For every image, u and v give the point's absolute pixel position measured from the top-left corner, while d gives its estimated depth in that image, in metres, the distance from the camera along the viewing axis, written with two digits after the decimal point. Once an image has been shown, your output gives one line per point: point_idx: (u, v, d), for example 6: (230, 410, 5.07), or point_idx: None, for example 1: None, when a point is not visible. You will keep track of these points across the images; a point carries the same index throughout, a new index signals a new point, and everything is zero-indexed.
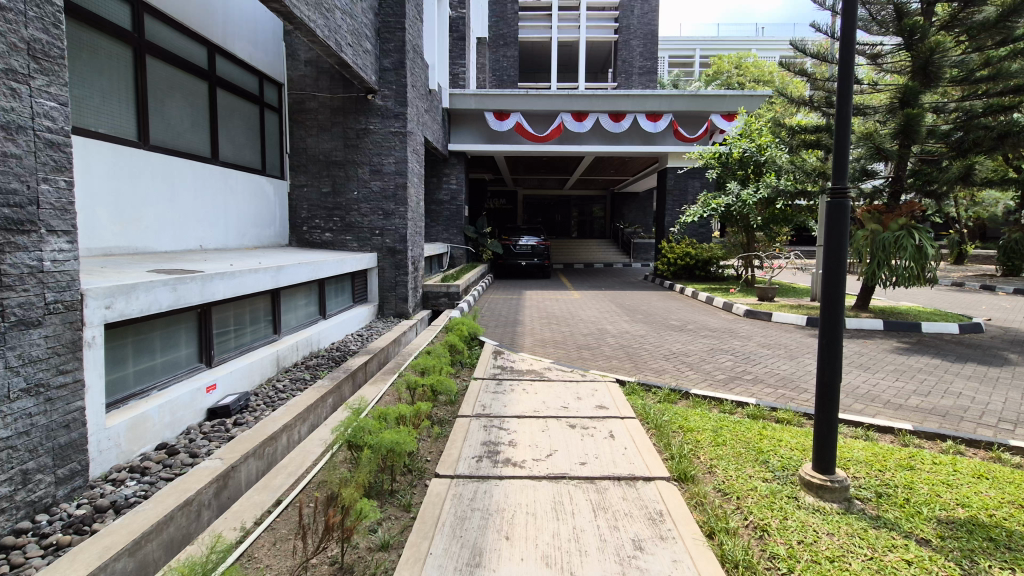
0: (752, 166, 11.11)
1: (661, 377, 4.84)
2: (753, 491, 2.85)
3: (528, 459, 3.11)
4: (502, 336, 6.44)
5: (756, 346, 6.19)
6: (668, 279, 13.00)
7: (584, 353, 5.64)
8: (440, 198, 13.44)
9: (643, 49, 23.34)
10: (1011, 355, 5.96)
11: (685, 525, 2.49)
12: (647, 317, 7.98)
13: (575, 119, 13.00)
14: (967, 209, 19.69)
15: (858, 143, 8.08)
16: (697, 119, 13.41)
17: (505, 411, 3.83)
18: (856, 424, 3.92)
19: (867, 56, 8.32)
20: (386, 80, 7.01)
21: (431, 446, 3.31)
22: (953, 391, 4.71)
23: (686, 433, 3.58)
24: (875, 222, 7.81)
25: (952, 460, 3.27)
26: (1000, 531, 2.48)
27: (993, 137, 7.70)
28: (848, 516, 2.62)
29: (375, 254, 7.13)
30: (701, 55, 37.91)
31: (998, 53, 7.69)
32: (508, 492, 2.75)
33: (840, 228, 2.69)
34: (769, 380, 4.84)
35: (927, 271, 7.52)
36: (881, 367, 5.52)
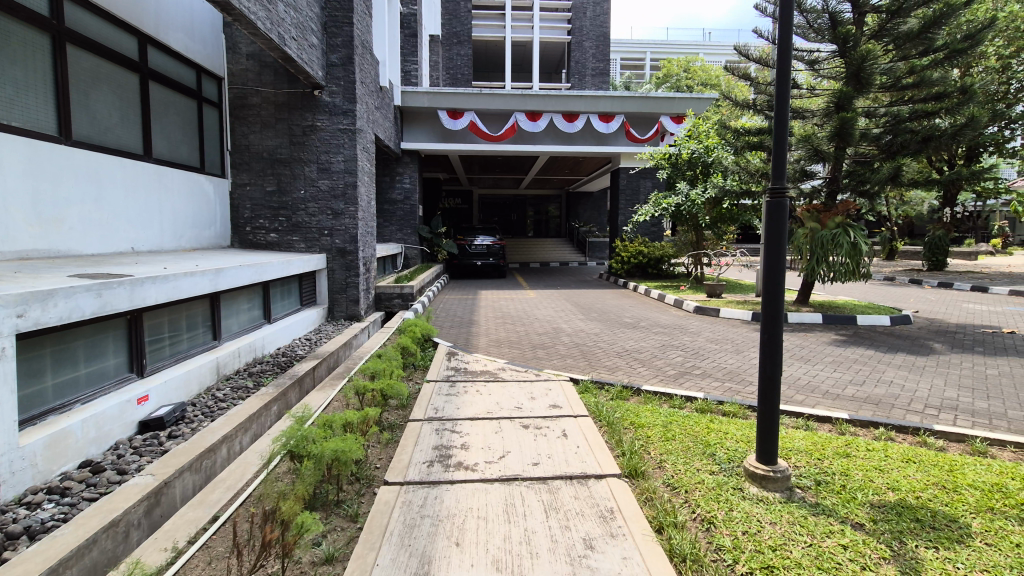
0: (700, 166, 11.36)
1: (614, 375, 4.89)
2: (700, 484, 2.91)
3: (480, 462, 3.07)
4: (456, 337, 6.36)
5: (704, 341, 6.36)
6: (622, 277, 13.23)
7: (538, 353, 5.64)
8: (393, 198, 13.21)
9: (595, 51, 23.81)
10: (936, 345, 6.38)
11: (635, 522, 2.51)
12: (600, 315, 8.08)
13: (529, 118, 13.07)
14: (897, 208, 21.05)
15: (797, 145, 8.51)
16: (648, 120, 13.72)
17: (458, 414, 3.77)
18: (797, 414, 4.09)
19: (806, 62, 8.77)
20: (333, 76, 6.82)
21: (380, 453, 3.23)
22: (885, 380, 4.99)
23: (636, 429, 3.63)
24: (814, 220, 8.18)
25: (884, 446, 3.46)
26: (925, 512, 2.63)
27: (918, 139, 8.21)
28: (789, 505, 2.71)
29: (325, 255, 6.91)
30: (651, 58, 38.96)
31: (921, 62, 8.21)
32: (458, 497, 2.70)
33: (780, 227, 2.79)
34: (718, 375, 4.96)
35: (862, 267, 7.92)
36: (820, 359, 5.78)
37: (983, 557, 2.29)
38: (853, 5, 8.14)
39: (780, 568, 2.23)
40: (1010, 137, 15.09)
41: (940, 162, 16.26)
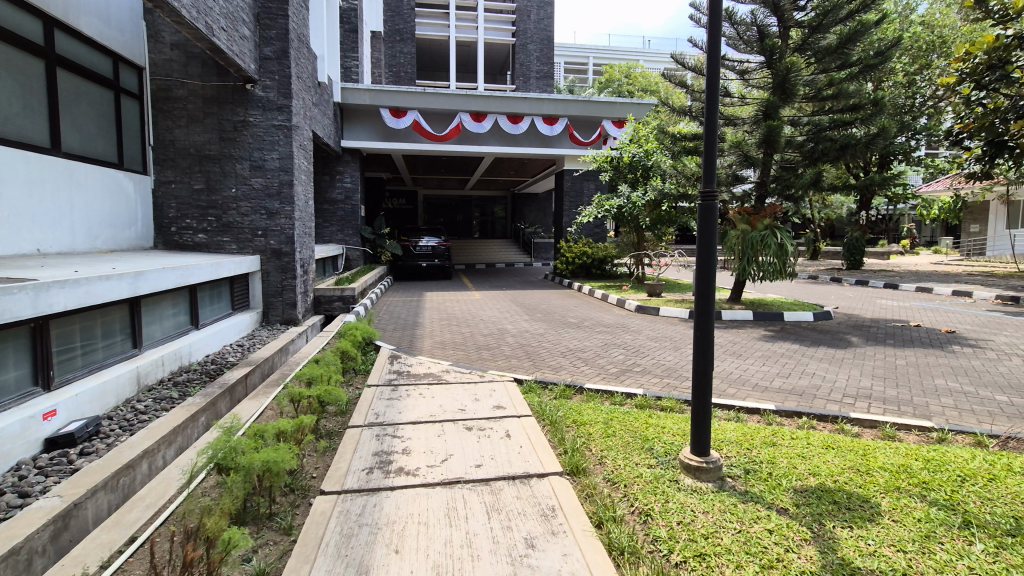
0: (640, 170, 11.46)
1: (557, 374, 4.96)
2: (638, 478, 2.99)
3: (422, 466, 3.02)
4: (399, 340, 6.24)
5: (644, 339, 6.57)
6: (566, 277, 13.44)
7: (482, 354, 5.63)
8: (334, 197, 12.84)
9: (540, 54, 24.20)
10: (853, 338, 6.89)
11: (576, 518, 2.55)
12: (545, 315, 8.18)
13: (473, 119, 13.08)
14: (820, 211, 22.58)
15: (729, 151, 9.05)
16: (591, 124, 14.04)
17: (400, 418, 3.70)
18: (728, 407, 4.29)
19: (738, 71, 9.31)
20: (266, 70, 6.55)
21: (316, 462, 3.11)
22: (808, 371, 5.34)
23: (579, 426, 3.69)
24: (745, 222, 8.61)
25: (806, 434, 3.68)
26: (842, 495, 2.82)
27: (837, 148, 8.76)
28: (720, 493, 2.84)
29: (258, 257, 6.61)
30: (594, 63, 39.85)
31: (839, 75, 8.81)
32: (399, 503, 2.64)
33: (711, 227, 2.91)
34: (657, 372, 5.14)
35: (788, 267, 8.41)
36: (750, 354, 6.11)
37: (891, 533, 2.48)
38: (779, 19, 8.53)
39: (712, 555, 2.32)
40: (915, 146, 16.51)
41: (856, 168, 17.56)
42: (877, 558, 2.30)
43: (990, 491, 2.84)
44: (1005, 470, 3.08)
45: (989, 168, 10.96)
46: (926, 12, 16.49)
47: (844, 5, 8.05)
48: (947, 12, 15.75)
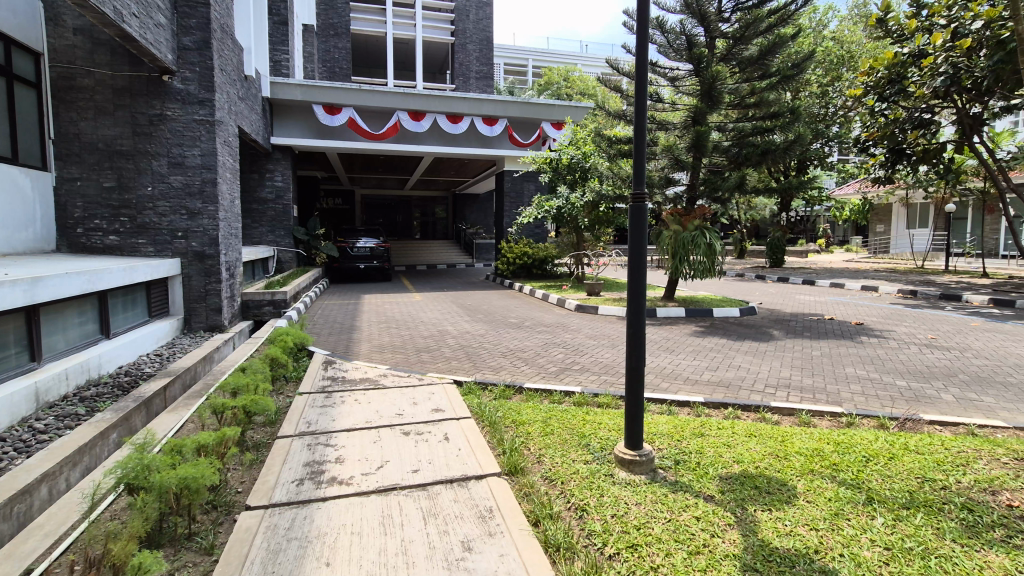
0: (579, 172, 11.82)
1: (498, 374, 4.97)
2: (574, 474, 3.05)
3: (356, 475, 2.93)
4: (335, 345, 6.03)
5: (583, 338, 6.70)
6: (508, 278, 13.51)
7: (422, 357, 5.55)
8: (263, 197, 12.31)
9: (479, 54, 24.23)
10: (774, 331, 7.36)
11: (512, 518, 2.56)
12: (486, 316, 8.19)
13: (412, 118, 12.88)
14: (745, 213, 23.93)
15: (662, 155, 9.51)
16: (530, 125, 14.21)
17: (333, 426, 3.57)
18: (661, 401, 4.46)
19: (669, 78, 9.70)
20: (186, 61, 6.16)
21: (242, 476, 2.96)
22: (734, 364, 5.65)
23: (517, 426, 3.71)
24: (677, 223, 9.00)
25: (731, 424, 3.89)
26: (762, 479, 2.99)
27: (758, 153, 9.24)
28: (652, 485, 2.94)
29: (178, 260, 6.20)
30: (533, 66, 40.27)
31: (761, 85, 9.33)
32: (331, 515, 2.55)
33: (641, 229, 2.99)
34: (595, 369, 5.25)
35: (716, 265, 8.84)
36: (682, 349, 6.38)
37: (805, 513, 2.66)
38: (705, 29, 9.03)
39: (643, 545, 2.40)
40: (828, 153, 17.86)
41: (777, 173, 18.76)
42: (793, 538, 2.46)
43: (890, 469, 3.11)
44: (902, 449, 3.39)
45: (890, 174, 12.02)
46: (836, 29, 17.87)
47: (763, 18, 8.63)
48: (853, 30, 17.13)
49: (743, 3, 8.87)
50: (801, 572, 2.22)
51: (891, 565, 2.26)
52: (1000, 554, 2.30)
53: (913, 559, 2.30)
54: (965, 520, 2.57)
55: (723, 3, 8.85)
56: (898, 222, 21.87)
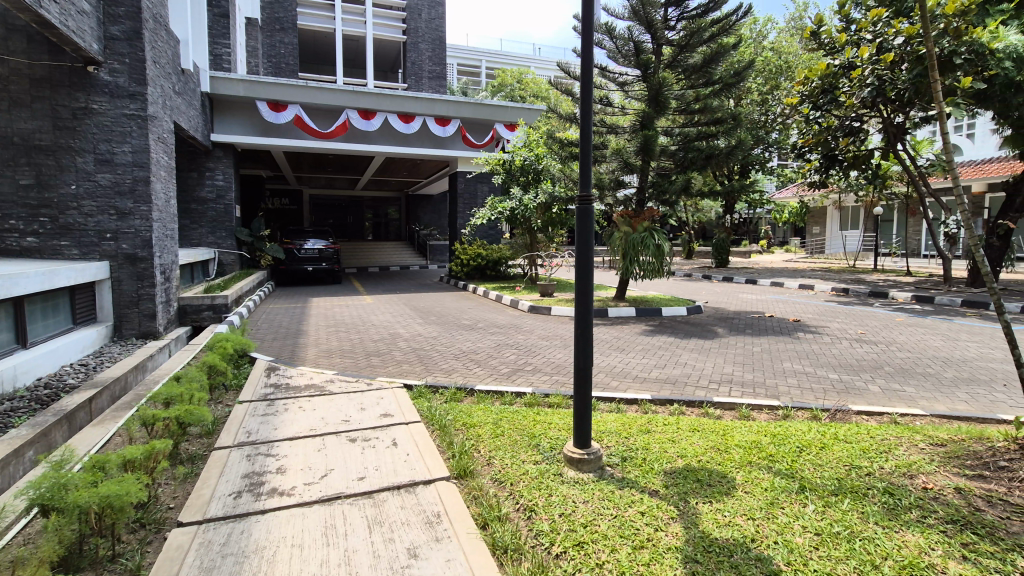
0: (531, 173, 11.91)
1: (449, 377, 4.94)
2: (524, 475, 3.06)
3: (298, 485, 2.84)
4: (280, 350, 5.83)
5: (536, 338, 6.74)
6: (462, 279, 13.44)
7: (371, 361, 5.44)
8: (203, 196, 11.78)
9: (431, 54, 24.05)
10: (718, 329, 7.65)
11: (460, 522, 2.55)
12: (439, 318, 8.12)
13: (362, 117, 12.62)
14: (692, 214, 24.81)
15: (612, 158, 9.74)
16: (483, 127, 14.23)
17: (275, 435, 3.45)
18: (610, 400, 4.55)
19: (619, 82, 9.94)
20: (114, 51, 5.82)
21: (174, 491, 2.81)
22: (681, 361, 5.84)
23: (468, 428, 3.70)
24: (627, 224, 9.22)
25: (676, 419, 4.01)
26: (703, 473, 3.10)
27: (702, 157, 9.55)
28: (599, 483, 2.98)
29: (107, 263, 5.83)
30: (486, 67, 40.31)
31: (705, 91, 9.68)
32: (270, 527, 2.46)
33: (587, 231, 3.04)
34: (547, 370, 5.30)
35: (665, 265, 9.10)
36: (632, 348, 6.54)
37: (743, 503, 2.77)
38: (652, 36, 9.33)
39: (589, 542, 2.44)
40: (768, 158, 18.73)
41: (721, 176, 19.54)
42: (731, 528, 2.55)
43: (821, 458, 3.29)
44: (832, 438, 3.59)
45: (824, 179, 12.74)
46: (774, 40, 18.76)
47: (706, 28, 8.96)
48: (790, 42, 18.06)
49: (687, 12, 9.25)
50: (739, 561, 2.31)
51: (821, 549, 2.38)
52: (916, 533, 2.47)
53: (841, 542, 2.43)
54: (887, 503, 2.74)
55: (669, 12, 9.22)
56: (832, 224, 23.23)
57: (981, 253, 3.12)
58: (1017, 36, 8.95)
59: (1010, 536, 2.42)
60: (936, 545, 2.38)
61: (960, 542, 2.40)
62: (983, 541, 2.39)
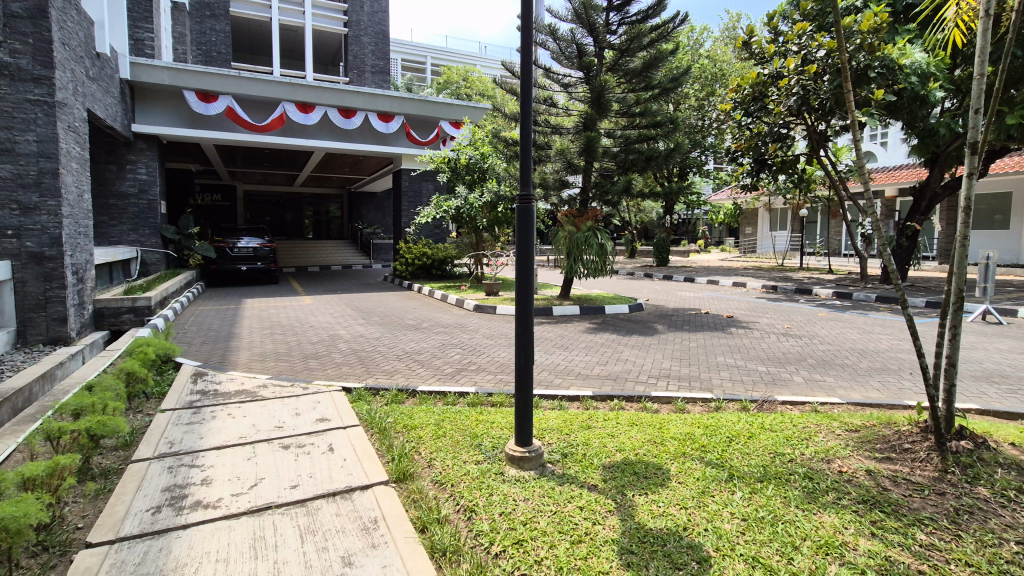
0: (477, 172, 11.86)
1: (391, 379, 4.83)
2: (464, 476, 3.04)
3: (224, 497, 2.69)
4: (208, 355, 5.52)
5: (480, 338, 6.71)
6: (407, 279, 13.22)
7: (309, 364, 5.24)
8: (123, 190, 11.02)
9: (374, 48, 23.50)
10: (657, 325, 7.92)
11: (398, 526, 2.50)
12: (382, 319, 7.95)
13: (300, 110, 12.16)
14: (635, 215, 25.60)
15: (556, 158, 9.88)
16: (428, 124, 14.05)
17: (201, 445, 3.26)
18: (553, 397, 4.60)
19: (563, 84, 10.08)
20: (14, 31, 5.31)
21: (84, 509, 2.60)
22: (622, 358, 6.00)
23: (409, 431, 3.63)
24: (572, 224, 9.36)
25: (616, 414, 4.12)
26: (640, 465, 3.19)
27: (642, 159, 9.82)
28: (540, 479, 3.01)
29: (8, 262, 5.33)
30: (432, 63, 39.85)
31: (645, 95, 9.97)
32: (192, 543, 2.32)
33: (528, 229, 3.05)
34: (491, 369, 5.29)
35: (608, 264, 9.30)
36: (576, 345, 6.64)
37: (677, 493, 2.87)
38: (594, 40, 9.53)
39: (528, 540, 2.45)
40: (704, 162, 19.56)
41: (661, 178, 20.25)
42: (665, 518, 2.64)
43: (748, 447, 3.46)
44: (759, 428, 3.79)
45: (755, 182, 13.46)
46: (710, 48, 19.55)
47: (645, 34, 9.22)
48: (724, 50, 18.91)
49: (628, 17, 9.48)
50: (671, 549, 2.39)
51: (746, 534, 2.51)
52: (831, 514, 2.65)
53: (765, 526, 2.57)
54: (807, 487, 2.92)
55: (611, 17, 9.43)
56: (763, 225, 24.58)
57: (888, 254, 3.38)
58: (923, 54, 9.76)
59: (911, 512, 2.64)
60: (848, 524, 2.56)
61: (870, 520, 2.59)
62: (889, 518, 2.59)
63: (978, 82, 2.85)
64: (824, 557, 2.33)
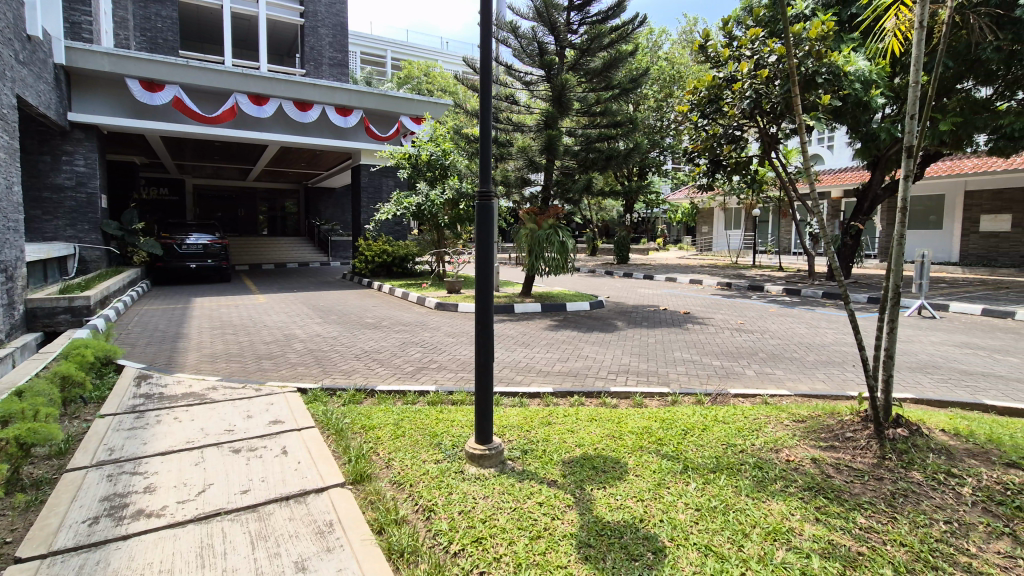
0: (438, 168, 11.74)
1: (349, 379, 4.73)
2: (424, 475, 3.00)
3: (170, 504, 2.57)
4: (154, 357, 5.27)
5: (442, 336, 6.66)
6: (366, 276, 12.98)
7: (262, 365, 5.07)
8: (59, 183, 10.38)
9: (332, 40, 22.95)
10: (617, 322, 8.07)
11: (354, 529, 2.46)
12: (340, 317, 7.78)
13: (253, 102, 11.73)
14: (596, 213, 25.98)
15: (517, 155, 9.90)
16: (388, 119, 13.81)
17: (145, 451, 3.11)
18: (514, 395, 4.61)
19: (524, 82, 10.11)
20: None
21: (14, 523, 2.44)
22: (582, 354, 6.08)
23: (367, 431, 3.56)
24: (533, 221, 9.39)
25: (576, 410, 4.16)
26: (599, 460, 3.24)
27: (602, 158, 9.96)
28: (500, 477, 3.01)
29: None
30: (392, 57, 39.24)
31: (605, 95, 10.08)
32: (133, 554, 2.21)
33: (488, 226, 3.04)
34: (452, 367, 5.25)
35: (569, 262, 9.39)
36: (537, 342, 6.68)
37: (634, 486, 2.93)
38: (555, 39, 9.60)
39: (487, 537, 2.45)
40: (663, 162, 20.02)
41: (621, 177, 20.61)
42: (622, 510, 2.69)
43: (702, 439, 3.56)
44: (712, 420, 3.91)
45: (711, 182, 13.89)
46: (668, 50, 20.01)
47: (605, 34, 9.34)
48: (681, 53, 19.39)
49: (588, 17, 9.57)
50: (628, 541, 2.44)
51: (700, 523, 2.58)
52: (779, 502, 2.76)
53: (717, 515, 2.65)
54: (756, 476, 3.03)
55: (572, 16, 9.51)
56: (719, 224, 25.38)
57: (832, 254, 3.54)
58: (866, 62, 10.27)
59: (853, 497, 2.78)
60: (795, 510, 2.68)
61: (815, 505, 2.71)
62: (832, 503, 2.72)
63: (913, 89, 3.01)
64: (772, 543, 2.42)
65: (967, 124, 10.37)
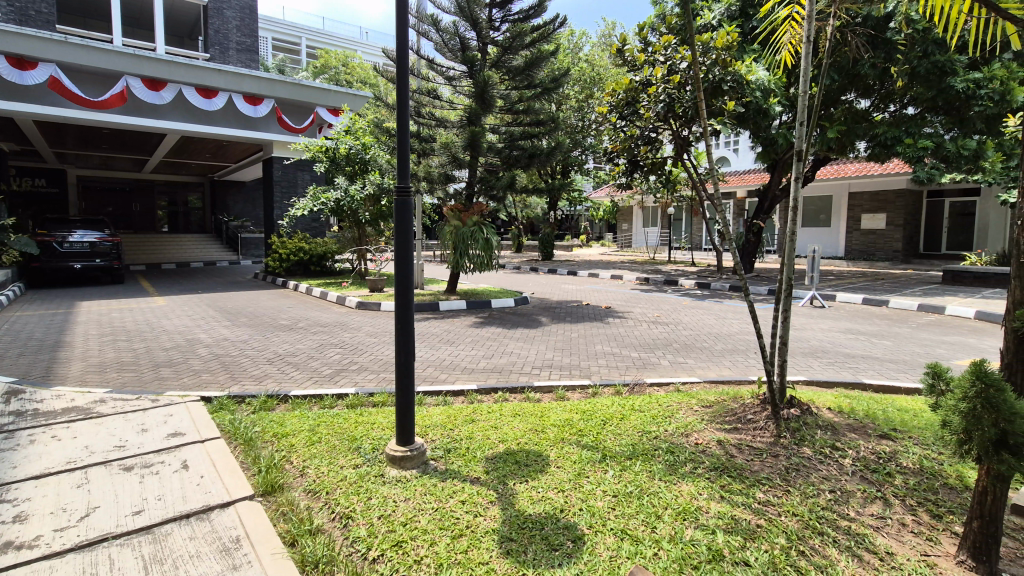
0: (358, 163, 11.39)
1: (260, 384, 4.46)
2: (341, 482, 2.89)
3: (45, 533, 2.30)
4: (28, 369, 4.70)
5: (363, 336, 6.45)
6: (281, 275, 12.31)
7: (160, 373, 4.67)
8: None
9: (239, 24, 21.54)
10: (541, 318, 8.21)
11: (263, 543, 2.32)
12: (251, 320, 7.31)
13: (148, 86, 10.73)
14: (520, 210, 26.28)
15: (441, 151, 9.76)
16: (303, 109, 13.16)
17: (14, 475, 2.75)
18: (437, 394, 4.56)
19: (447, 77, 10.00)
20: None
21: None
22: (507, 351, 6.13)
23: (279, 440, 3.38)
24: (457, 218, 9.29)
25: (500, 406, 4.18)
26: (521, 455, 3.27)
27: (526, 156, 10.02)
28: (422, 478, 2.96)
29: None
30: (307, 45, 37.41)
31: (528, 94, 10.07)
32: None
33: (406, 223, 2.96)
34: (373, 368, 5.11)
35: (493, 259, 9.43)
36: (462, 340, 6.65)
37: (555, 478, 2.99)
38: (477, 35, 9.60)
39: (408, 540, 2.40)
40: (584, 161, 20.60)
41: (545, 175, 20.98)
42: (543, 502, 2.74)
43: (619, 428, 3.71)
44: (629, 409, 4.08)
45: (628, 181, 14.48)
46: (588, 53, 20.62)
47: (526, 34, 9.45)
48: (600, 56, 20.07)
49: (510, 16, 9.66)
50: (549, 532, 2.48)
51: (616, 509, 2.68)
52: (689, 483, 2.93)
53: (632, 500, 2.77)
54: (668, 460, 3.20)
55: (493, 13, 9.54)
56: (637, 222, 26.55)
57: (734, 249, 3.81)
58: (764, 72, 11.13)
59: (753, 474, 3.01)
60: (702, 490, 2.85)
61: (720, 484, 2.90)
62: (735, 481, 2.93)
63: (802, 99, 3.30)
64: (682, 523, 2.57)
65: (850, 132, 11.51)
